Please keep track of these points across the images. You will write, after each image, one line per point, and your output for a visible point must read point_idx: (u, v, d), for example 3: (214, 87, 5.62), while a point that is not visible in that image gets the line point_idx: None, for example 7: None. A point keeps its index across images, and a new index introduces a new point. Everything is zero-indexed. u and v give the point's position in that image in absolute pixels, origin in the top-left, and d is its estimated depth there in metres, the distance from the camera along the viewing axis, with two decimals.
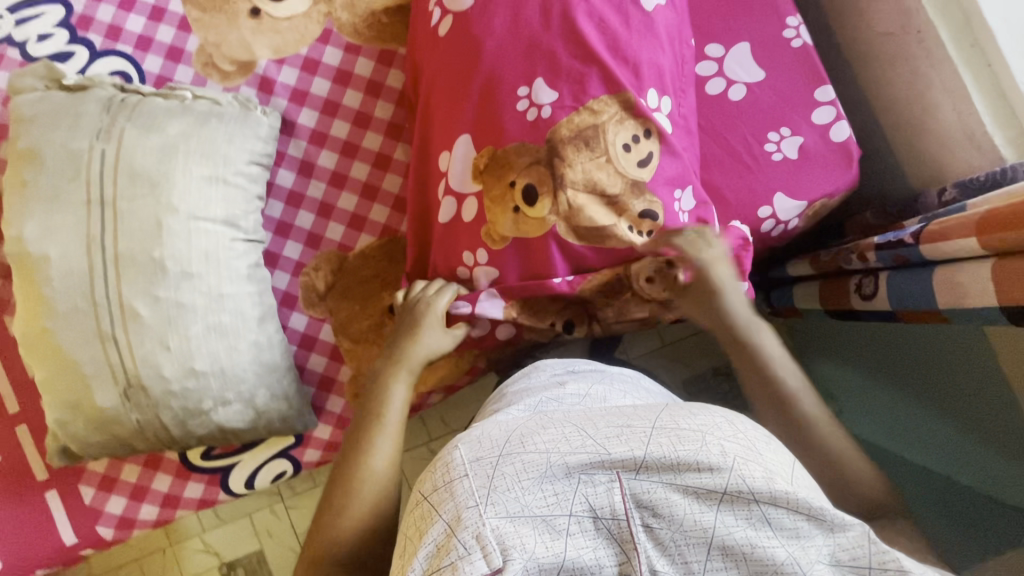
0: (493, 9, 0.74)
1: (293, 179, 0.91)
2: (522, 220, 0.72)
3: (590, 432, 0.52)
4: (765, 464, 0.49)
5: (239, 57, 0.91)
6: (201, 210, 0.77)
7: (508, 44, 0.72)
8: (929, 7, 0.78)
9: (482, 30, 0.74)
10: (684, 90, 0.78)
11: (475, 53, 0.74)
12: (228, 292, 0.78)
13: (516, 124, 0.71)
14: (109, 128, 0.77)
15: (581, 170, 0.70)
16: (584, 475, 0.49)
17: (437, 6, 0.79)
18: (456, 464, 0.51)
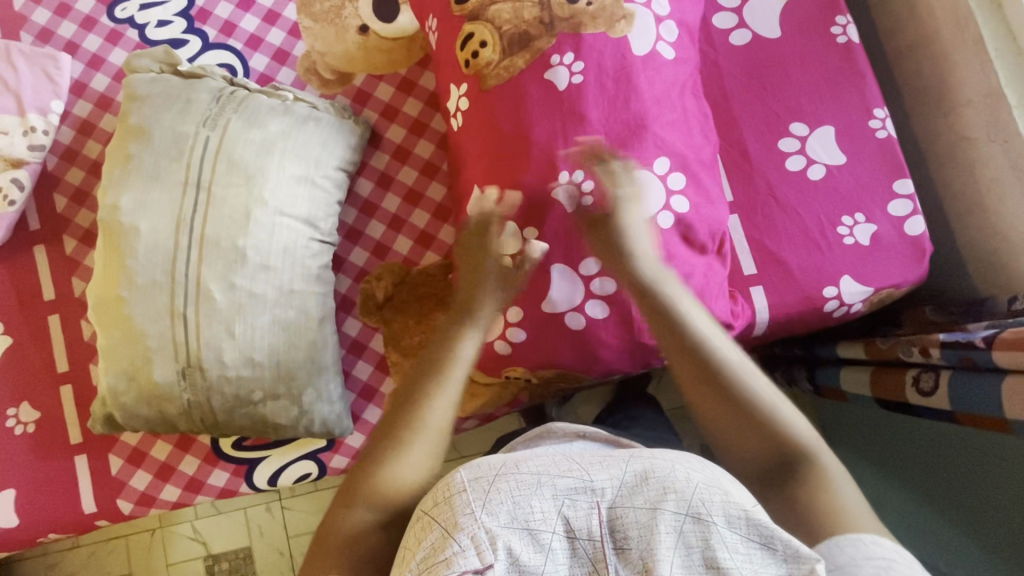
0: (587, 90, 0.75)
1: (371, 189, 0.94)
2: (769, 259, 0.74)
3: (577, 461, 0.53)
4: (728, 491, 0.49)
5: (340, 68, 0.95)
6: (286, 206, 0.79)
7: (579, 102, 0.75)
8: (1019, 119, 0.78)
9: (581, 113, 0.75)
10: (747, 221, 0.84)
11: (554, 112, 0.76)
12: (298, 289, 0.80)
13: (637, 154, 0.75)
14: (216, 117, 0.80)
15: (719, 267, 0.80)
16: (569, 497, 0.49)
17: (560, 65, 0.76)
18: (456, 483, 0.51)
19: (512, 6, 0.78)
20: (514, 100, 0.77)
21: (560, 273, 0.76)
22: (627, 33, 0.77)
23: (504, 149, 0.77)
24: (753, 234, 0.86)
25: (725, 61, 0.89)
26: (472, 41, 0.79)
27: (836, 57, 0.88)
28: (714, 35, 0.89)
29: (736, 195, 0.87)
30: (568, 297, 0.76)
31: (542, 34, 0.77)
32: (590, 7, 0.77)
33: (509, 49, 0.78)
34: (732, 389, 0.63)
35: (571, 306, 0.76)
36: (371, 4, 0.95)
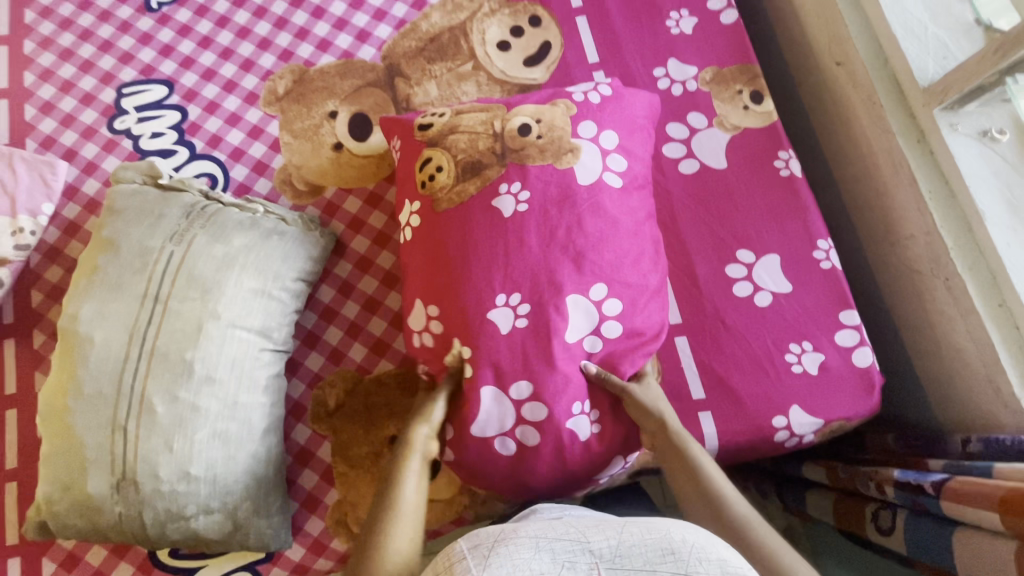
0: (529, 217, 0.79)
1: (332, 296, 0.97)
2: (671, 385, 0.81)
3: (574, 528, 0.55)
4: (728, 551, 0.51)
5: (313, 181, 1.01)
6: (240, 319, 0.82)
7: (523, 227, 0.79)
8: (957, 259, 0.78)
9: (522, 238, 0.79)
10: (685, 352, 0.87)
11: (498, 235, 0.79)
12: (242, 401, 0.81)
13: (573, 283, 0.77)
14: (182, 232, 0.85)
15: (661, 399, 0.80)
16: (567, 561, 0.50)
17: (507, 194, 0.80)
18: (454, 553, 0.51)
19: (467, 137, 0.85)
20: (461, 223, 0.81)
21: (492, 398, 0.76)
22: (574, 164, 0.82)
23: (448, 267, 0.80)
24: (702, 356, 0.87)
25: (675, 187, 0.93)
26: (430, 166, 0.85)
27: (780, 189, 0.91)
28: (664, 163, 0.94)
29: (685, 317, 0.89)
30: (498, 425, 0.76)
31: (494, 163, 0.83)
32: (538, 140, 0.83)
33: (461, 175, 0.83)
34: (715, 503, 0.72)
35: (500, 431, 0.76)
36: (346, 125, 1.03)
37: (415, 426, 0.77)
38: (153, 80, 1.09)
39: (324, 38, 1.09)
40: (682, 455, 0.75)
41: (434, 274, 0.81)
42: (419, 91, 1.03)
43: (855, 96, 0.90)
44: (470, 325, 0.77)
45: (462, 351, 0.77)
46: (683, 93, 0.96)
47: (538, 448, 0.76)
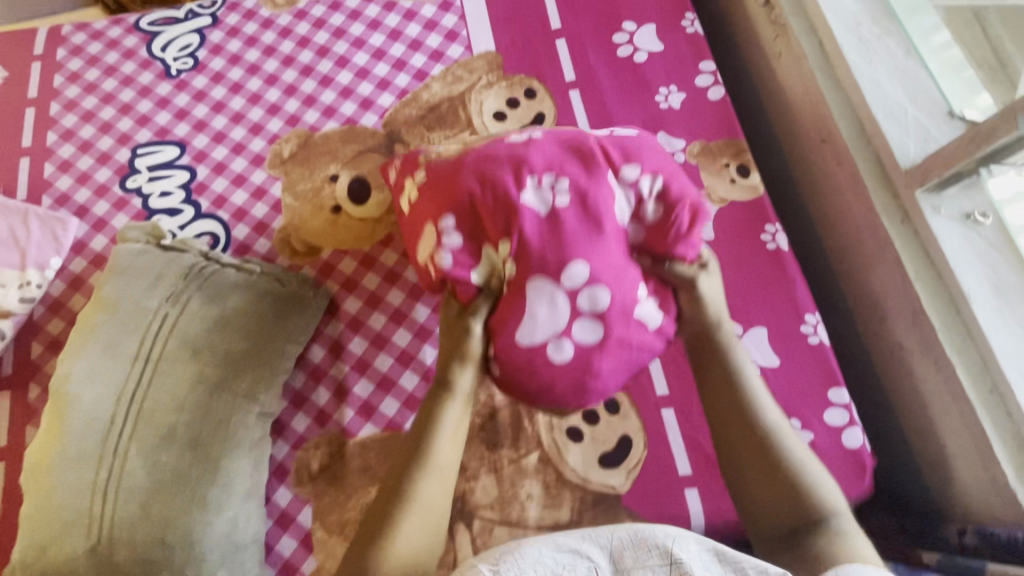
0: (545, 143, 0.71)
1: (322, 356, 0.98)
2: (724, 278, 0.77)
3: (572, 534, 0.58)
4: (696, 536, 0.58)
5: (311, 241, 1.04)
6: (229, 383, 0.84)
7: (539, 149, 0.70)
8: (945, 342, 0.78)
9: (538, 157, 0.69)
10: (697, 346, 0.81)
11: (511, 160, 0.69)
12: (224, 465, 0.81)
13: (605, 196, 0.68)
14: (179, 294, 0.87)
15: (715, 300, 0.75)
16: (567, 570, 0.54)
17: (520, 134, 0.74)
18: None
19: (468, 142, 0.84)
20: (469, 156, 0.71)
21: (539, 291, 0.65)
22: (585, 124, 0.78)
23: (454, 194, 0.68)
24: (688, 430, 0.88)
25: None
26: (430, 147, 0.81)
27: (767, 262, 0.92)
28: None
29: (671, 389, 0.90)
30: (550, 322, 0.65)
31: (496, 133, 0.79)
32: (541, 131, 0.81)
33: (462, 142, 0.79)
34: (770, 446, 0.70)
35: (555, 334, 0.65)
36: (346, 188, 1.06)
37: (452, 383, 0.73)
38: (166, 142, 1.15)
39: (329, 105, 1.14)
40: (725, 380, 0.74)
41: (444, 202, 0.69)
42: None
43: (840, 174, 0.91)
44: (494, 245, 0.67)
45: (500, 251, 0.67)
46: None
47: (603, 344, 0.66)
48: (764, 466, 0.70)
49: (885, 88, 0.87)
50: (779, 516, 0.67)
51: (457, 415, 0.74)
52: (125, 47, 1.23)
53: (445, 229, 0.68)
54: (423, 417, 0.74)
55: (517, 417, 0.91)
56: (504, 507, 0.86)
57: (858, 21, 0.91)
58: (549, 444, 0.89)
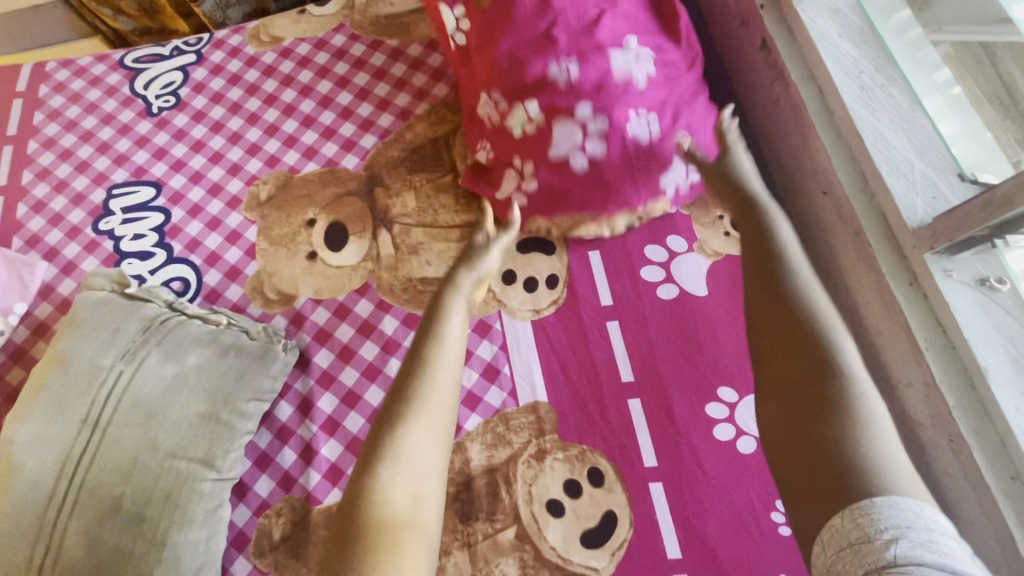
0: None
1: (290, 413, 0.93)
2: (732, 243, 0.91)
3: None
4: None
5: (284, 289, 1.00)
6: (181, 449, 0.78)
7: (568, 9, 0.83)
8: (960, 421, 0.71)
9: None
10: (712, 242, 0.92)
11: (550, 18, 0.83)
12: (172, 540, 0.75)
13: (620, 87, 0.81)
14: (135, 351, 0.82)
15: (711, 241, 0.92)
16: None
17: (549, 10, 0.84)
18: None
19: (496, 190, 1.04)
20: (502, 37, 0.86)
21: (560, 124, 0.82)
22: None
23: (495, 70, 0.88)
24: (680, 510, 0.79)
25: (653, 315, 0.89)
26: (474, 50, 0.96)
27: None
28: (642, 289, 0.91)
29: (661, 462, 0.82)
30: (567, 140, 0.81)
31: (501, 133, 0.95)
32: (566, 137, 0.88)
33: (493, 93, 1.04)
34: (805, 372, 0.51)
35: (573, 145, 0.82)
36: (323, 233, 1.02)
37: (428, 342, 0.65)
38: (142, 183, 1.11)
39: (310, 145, 1.11)
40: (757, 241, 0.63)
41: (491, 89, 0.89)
42: (398, 202, 1.03)
43: (843, 229, 0.86)
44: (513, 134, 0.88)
45: (527, 106, 0.83)
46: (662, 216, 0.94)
47: (611, 132, 0.81)
48: (797, 371, 0.51)
49: (890, 141, 0.81)
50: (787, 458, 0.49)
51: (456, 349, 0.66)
52: (108, 84, 1.21)
53: (503, 108, 0.86)
54: (430, 324, 0.67)
55: (492, 487, 0.84)
56: None
57: (859, 67, 0.86)
58: (527, 518, 0.82)
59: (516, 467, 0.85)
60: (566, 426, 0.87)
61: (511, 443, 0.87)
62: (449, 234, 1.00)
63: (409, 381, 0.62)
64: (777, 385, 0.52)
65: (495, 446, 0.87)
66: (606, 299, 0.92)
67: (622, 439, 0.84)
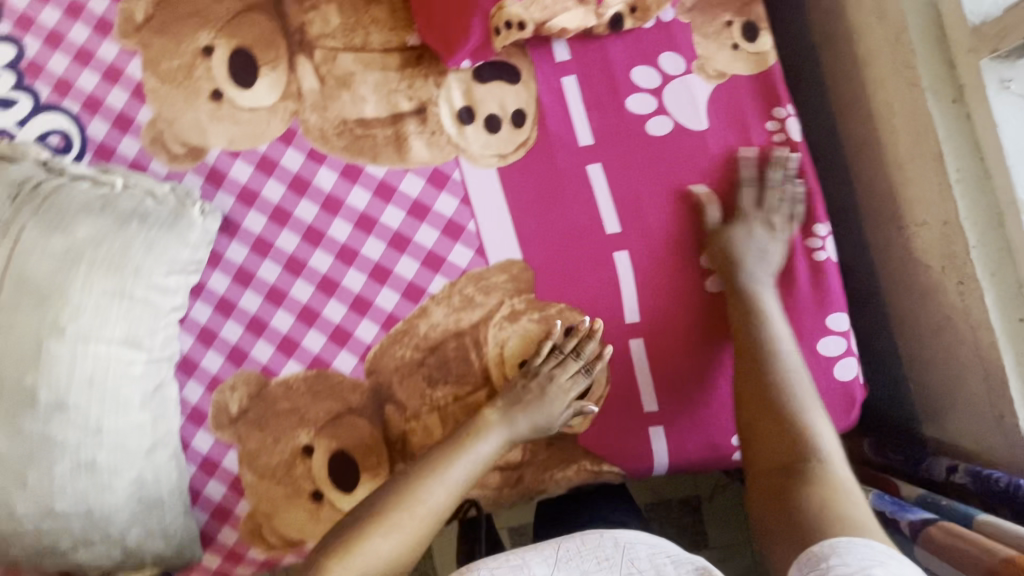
0: None
1: (228, 284, 0.82)
2: (741, 58, 0.74)
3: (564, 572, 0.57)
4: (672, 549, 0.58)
5: (190, 141, 0.81)
6: (94, 332, 0.68)
7: None
8: (975, 263, 0.63)
9: None
10: (720, 56, 0.75)
11: None
12: (110, 425, 0.69)
13: None
14: (9, 223, 0.67)
15: (717, 58, 0.75)
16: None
17: None
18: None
19: None
20: None
21: None
22: None
23: None
24: (658, 365, 0.75)
25: (640, 155, 0.75)
26: None
27: (769, 159, 0.74)
28: (628, 123, 0.76)
29: (641, 317, 0.76)
30: None
31: None
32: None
33: None
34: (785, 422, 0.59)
35: None
36: (225, 65, 0.80)
37: (490, 405, 0.73)
38: None
39: None
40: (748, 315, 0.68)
41: None
42: (316, 16, 0.80)
43: (878, 35, 0.69)
44: None
45: None
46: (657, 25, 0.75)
47: None
48: (777, 447, 0.58)
49: None
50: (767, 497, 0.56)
51: (507, 436, 0.72)
52: None
53: None
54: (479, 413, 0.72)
55: (460, 352, 0.79)
56: None
57: None
58: (497, 380, 0.78)
59: (487, 329, 0.79)
60: (541, 285, 0.79)
61: (480, 303, 0.79)
62: (387, 61, 0.79)
63: (443, 450, 0.69)
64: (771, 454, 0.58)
65: (462, 309, 0.80)
66: (584, 137, 0.76)
67: (599, 297, 0.77)
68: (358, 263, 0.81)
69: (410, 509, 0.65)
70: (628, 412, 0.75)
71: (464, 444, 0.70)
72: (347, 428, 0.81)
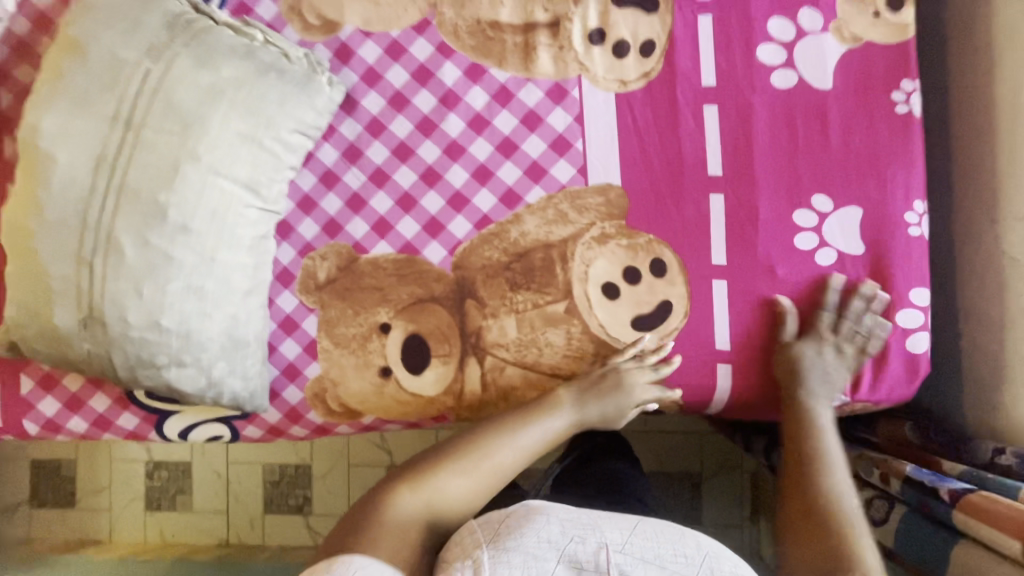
0: None
1: (336, 158, 0.85)
2: (881, 26, 0.76)
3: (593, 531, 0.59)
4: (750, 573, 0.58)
5: (327, 14, 0.84)
6: (224, 167, 0.72)
7: None
8: None
9: None
10: (861, 21, 0.76)
11: None
12: (221, 258, 0.74)
13: None
14: (163, 49, 0.71)
15: (858, 21, 0.76)
16: (576, 534, 0.59)
17: None
18: (535, 521, 0.59)
19: None
20: None
21: None
22: None
23: None
24: (736, 309, 0.78)
25: (762, 104, 0.77)
26: None
27: (885, 131, 0.76)
28: (756, 71, 0.77)
29: (730, 260, 0.78)
30: None
31: None
32: None
33: None
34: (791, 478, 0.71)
35: None
36: None
37: (563, 386, 0.78)
38: None
39: None
40: (806, 434, 0.73)
41: None
42: None
43: None
44: None
45: None
46: None
47: None
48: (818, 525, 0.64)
49: None
50: (799, 528, 0.65)
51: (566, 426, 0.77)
52: None
53: None
54: (527, 413, 0.76)
55: (547, 263, 0.82)
56: (522, 348, 0.83)
57: None
58: (577, 296, 0.82)
59: (575, 246, 0.82)
60: (635, 213, 0.80)
61: (574, 221, 0.82)
62: None
63: (486, 434, 0.73)
64: (806, 530, 0.64)
65: (556, 223, 0.82)
66: (709, 77, 0.78)
67: (692, 234, 0.79)
68: (463, 161, 0.83)
69: (474, 463, 0.70)
70: (697, 348, 0.79)
71: (528, 421, 0.75)
72: (425, 315, 0.85)
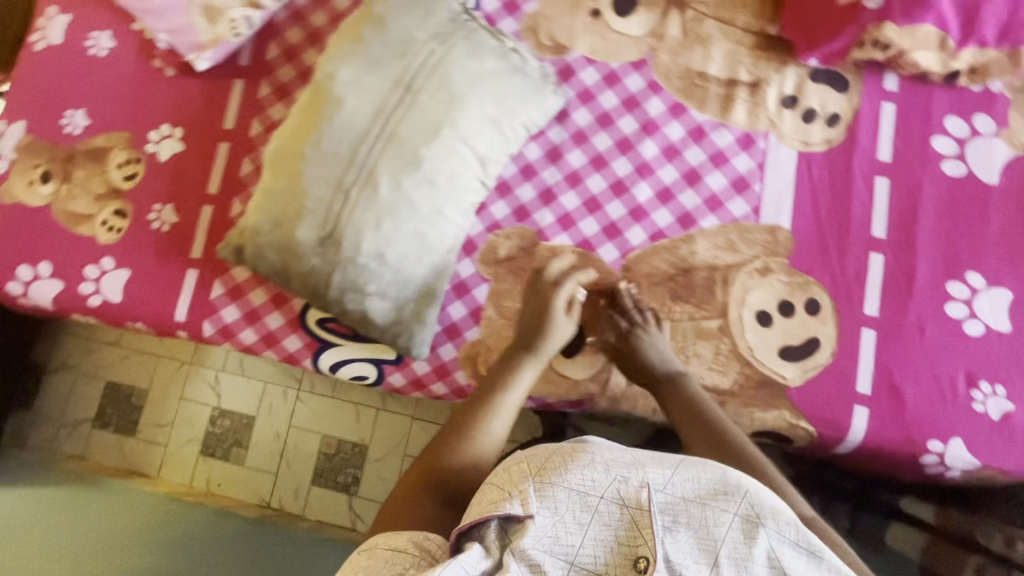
0: None
1: (539, 155, 0.97)
2: None
3: (640, 471, 0.60)
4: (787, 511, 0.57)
5: (560, 39, 0.99)
6: (470, 138, 0.84)
7: None
8: None
9: None
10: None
11: None
12: (445, 213, 0.84)
13: None
14: (447, 37, 0.85)
15: None
16: (620, 474, 0.60)
17: None
18: (581, 457, 0.61)
19: None
20: None
21: None
22: None
23: None
24: (883, 359, 0.85)
25: (930, 185, 0.88)
26: None
27: None
28: (929, 157, 0.89)
29: (882, 313, 0.86)
30: None
31: None
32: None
33: None
34: (746, 446, 0.77)
35: None
36: None
37: (518, 348, 0.86)
38: None
39: None
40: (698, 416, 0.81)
41: None
42: None
43: None
44: None
45: None
46: (983, 90, 0.89)
47: None
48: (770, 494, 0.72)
49: None
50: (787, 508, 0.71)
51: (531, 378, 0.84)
52: None
53: None
54: (502, 374, 0.84)
55: (709, 282, 0.91)
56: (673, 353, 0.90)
57: None
58: (733, 317, 0.90)
59: (739, 273, 0.91)
60: (799, 256, 0.90)
61: (741, 251, 0.91)
62: (743, 37, 0.95)
63: (482, 402, 0.81)
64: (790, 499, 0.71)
65: (724, 250, 0.92)
66: (886, 153, 0.90)
67: (850, 284, 0.88)
68: (651, 180, 0.95)
69: (470, 433, 0.77)
70: (840, 386, 0.86)
71: (510, 380, 0.83)
72: (588, 306, 0.94)
